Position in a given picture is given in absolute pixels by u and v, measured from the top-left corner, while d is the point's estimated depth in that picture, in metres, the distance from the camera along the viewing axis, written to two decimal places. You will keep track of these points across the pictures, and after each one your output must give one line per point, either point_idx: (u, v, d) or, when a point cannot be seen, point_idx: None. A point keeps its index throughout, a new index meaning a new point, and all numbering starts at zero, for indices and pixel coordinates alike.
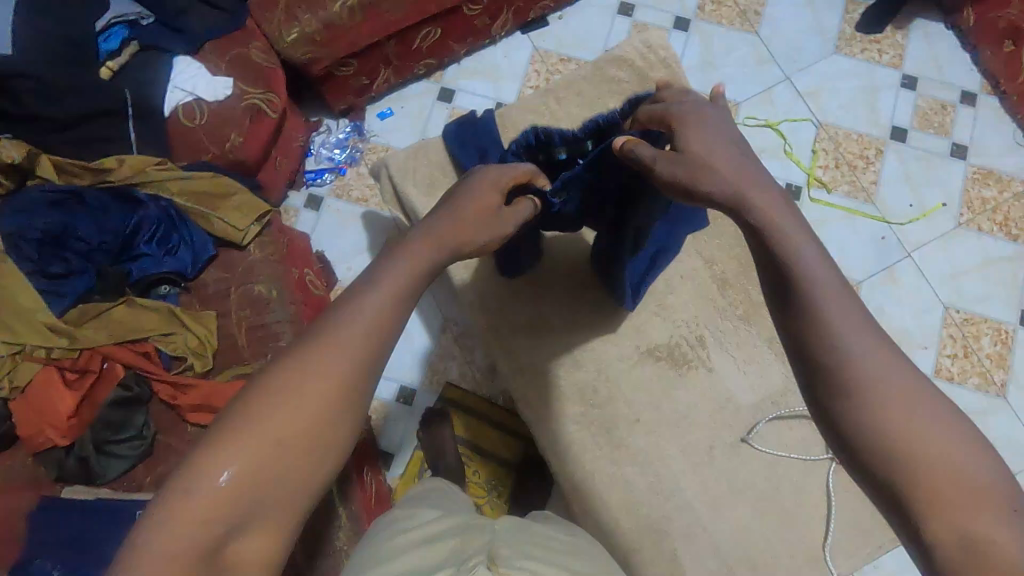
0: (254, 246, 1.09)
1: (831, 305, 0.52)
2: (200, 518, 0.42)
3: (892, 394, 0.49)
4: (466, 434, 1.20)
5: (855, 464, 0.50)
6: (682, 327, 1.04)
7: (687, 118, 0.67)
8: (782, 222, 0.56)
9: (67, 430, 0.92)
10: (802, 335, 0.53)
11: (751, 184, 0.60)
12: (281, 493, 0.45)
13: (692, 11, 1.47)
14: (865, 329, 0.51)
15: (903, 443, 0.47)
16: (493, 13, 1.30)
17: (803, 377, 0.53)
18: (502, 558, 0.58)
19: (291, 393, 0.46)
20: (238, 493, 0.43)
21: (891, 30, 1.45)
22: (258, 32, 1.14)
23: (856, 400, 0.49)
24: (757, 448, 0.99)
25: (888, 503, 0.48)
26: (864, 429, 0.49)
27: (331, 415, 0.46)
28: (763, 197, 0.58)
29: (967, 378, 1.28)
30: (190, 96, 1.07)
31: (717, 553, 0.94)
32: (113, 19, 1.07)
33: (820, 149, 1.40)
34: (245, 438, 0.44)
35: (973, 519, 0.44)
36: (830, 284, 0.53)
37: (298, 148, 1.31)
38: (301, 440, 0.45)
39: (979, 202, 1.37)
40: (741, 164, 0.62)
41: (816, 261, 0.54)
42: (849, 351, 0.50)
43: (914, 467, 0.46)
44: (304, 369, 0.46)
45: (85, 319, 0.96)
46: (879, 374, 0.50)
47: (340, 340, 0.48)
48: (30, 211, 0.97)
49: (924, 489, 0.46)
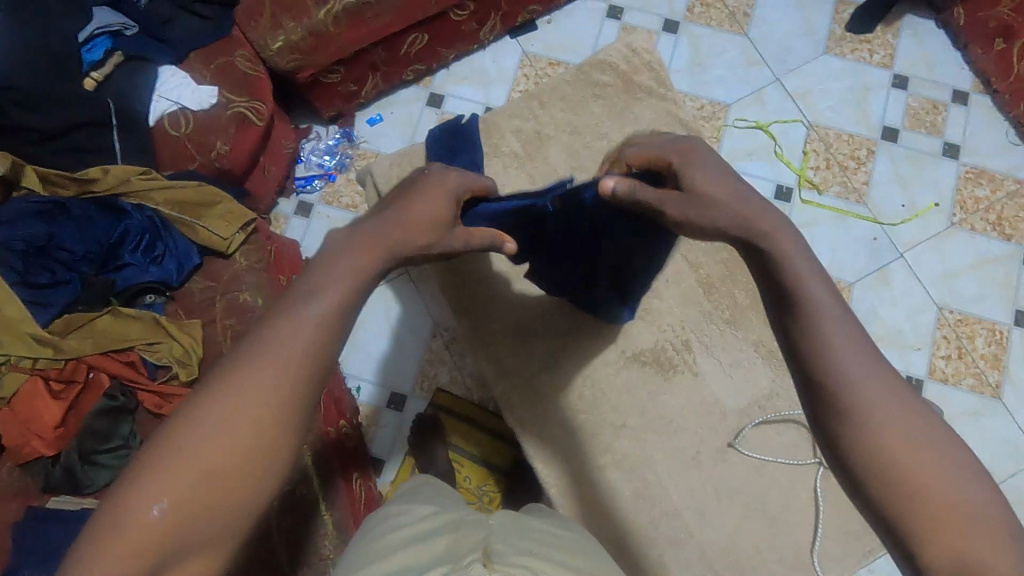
0: (240, 254, 1.09)
1: (830, 323, 0.50)
2: (147, 532, 0.42)
3: (890, 414, 0.46)
4: (456, 440, 1.17)
5: (852, 487, 0.47)
6: (667, 332, 1.03)
7: (688, 149, 0.62)
8: (787, 242, 0.54)
9: (53, 440, 0.92)
10: (801, 353, 0.50)
11: (753, 205, 0.57)
12: (223, 515, 0.45)
13: (681, 13, 1.46)
14: (863, 345, 0.49)
15: (900, 464, 0.44)
16: (480, 18, 1.30)
17: (802, 395, 0.51)
18: (498, 554, 0.54)
19: (225, 416, 0.46)
20: (176, 521, 0.43)
21: (882, 30, 1.44)
22: (245, 40, 1.14)
23: (854, 419, 0.46)
24: (745, 453, 0.98)
25: (883, 528, 0.45)
26: (860, 450, 0.46)
27: (267, 437, 0.46)
28: (769, 218, 0.56)
29: (962, 379, 1.27)
30: (175, 106, 1.07)
31: (703, 558, 0.94)
32: (96, 29, 1.05)
33: (811, 150, 1.39)
34: (180, 464, 0.44)
35: (970, 543, 0.41)
36: (829, 301, 0.51)
37: (287, 155, 1.31)
38: (240, 461, 0.45)
39: (972, 202, 1.36)
40: (738, 186, 0.59)
41: (815, 282, 0.52)
42: (847, 368, 0.48)
43: (911, 487, 0.44)
44: (236, 393, 0.46)
45: (72, 329, 0.97)
46: (878, 391, 0.47)
47: (291, 350, 0.48)
48: (16, 221, 0.98)
49: (922, 512, 0.43)
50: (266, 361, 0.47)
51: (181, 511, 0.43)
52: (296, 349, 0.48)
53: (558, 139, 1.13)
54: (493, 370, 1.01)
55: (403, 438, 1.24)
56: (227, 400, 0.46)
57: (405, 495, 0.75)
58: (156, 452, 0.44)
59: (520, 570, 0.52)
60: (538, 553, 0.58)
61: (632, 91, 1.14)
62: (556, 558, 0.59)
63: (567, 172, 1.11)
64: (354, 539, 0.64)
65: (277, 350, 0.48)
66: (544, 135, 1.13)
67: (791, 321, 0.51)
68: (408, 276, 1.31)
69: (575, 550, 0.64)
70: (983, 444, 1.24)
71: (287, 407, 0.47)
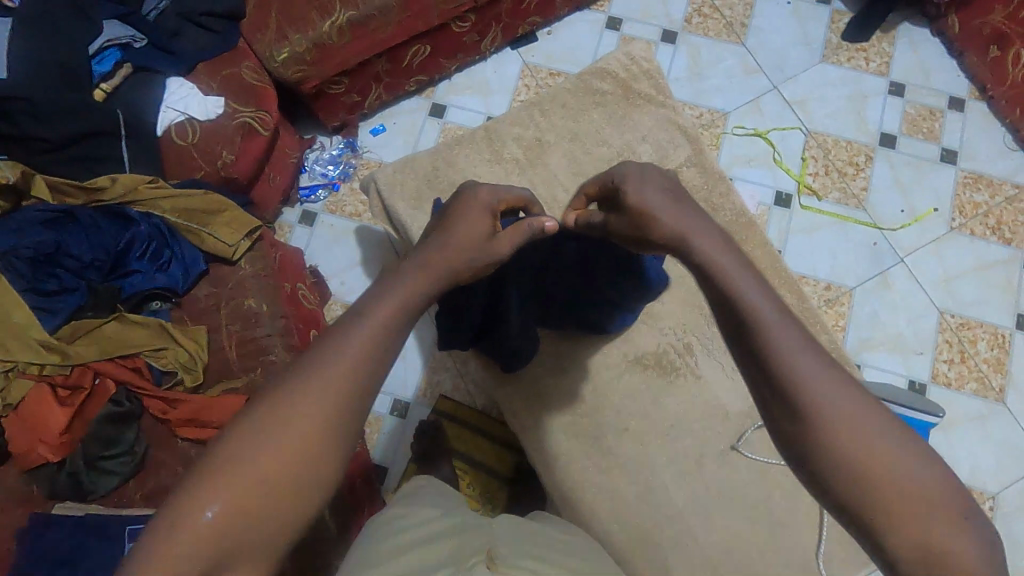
0: (245, 261, 1.11)
1: (773, 322, 0.50)
2: (191, 552, 0.41)
3: (841, 412, 0.46)
4: (461, 448, 1.16)
5: (816, 486, 0.46)
6: (669, 335, 1.04)
7: (636, 169, 0.71)
8: (720, 256, 0.57)
9: (58, 447, 0.92)
10: (752, 355, 0.50)
11: (691, 225, 0.62)
12: (270, 526, 0.44)
13: (679, 24, 1.49)
14: (808, 345, 0.49)
15: (858, 461, 0.44)
16: (482, 29, 1.32)
17: (756, 395, 0.50)
18: (500, 557, 0.55)
19: (282, 428, 0.46)
20: (231, 526, 0.43)
21: (877, 38, 1.47)
22: (251, 52, 1.15)
23: (810, 419, 0.46)
24: (746, 455, 0.98)
25: (850, 523, 0.45)
26: (817, 448, 0.45)
27: (317, 452, 0.46)
28: (706, 237, 0.60)
29: (965, 383, 1.27)
30: (182, 116, 1.08)
31: (708, 562, 0.93)
32: (106, 42, 1.07)
33: (810, 157, 1.40)
34: (235, 472, 0.44)
35: (932, 533, 0.42)
36: (772, 304, 0.51)
37: (292, 165, 1.32)
38: (296, 472, 0.45)
39: (970, 206, 1.37)
40: (671, 202, 0.65)
41: (755, 290, 0.52)
42: (798, 369, 0.47)
43: (869, 483, 0.44)
44: (299, 404, 0.46)
45: (78, 335, 0.98)
46: (830, 388, 0.46)
47: (354, 369, 0.49)
48: (26, 229, 1.00)
49: (882, 504, 0.43)
50: (313, 380, 0.47)
51: (231, 520, 0.43)
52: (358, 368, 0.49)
53: (558, 145, 1.14)
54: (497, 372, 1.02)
55: (406, 448, 1.24)
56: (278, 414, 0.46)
57: (407, 497, 0.75)
58: (215, 459, 0.45)
59: (522, 572, 0.53)
60: (539, 555, 0.58)
61: (631, 98, 1.16)
62: (556, 560, 0.60)
63: (568, 179, 1.12)
64: (360, 541, 0.64)
65: (336, 368, 0.48)
66: (545, 142, 1.14)
67: (739, 327, 0.51)
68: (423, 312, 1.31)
69: (575, 552, 0.65)
70: (988, 449, 1.24)
71: (339, 422, 0.47)
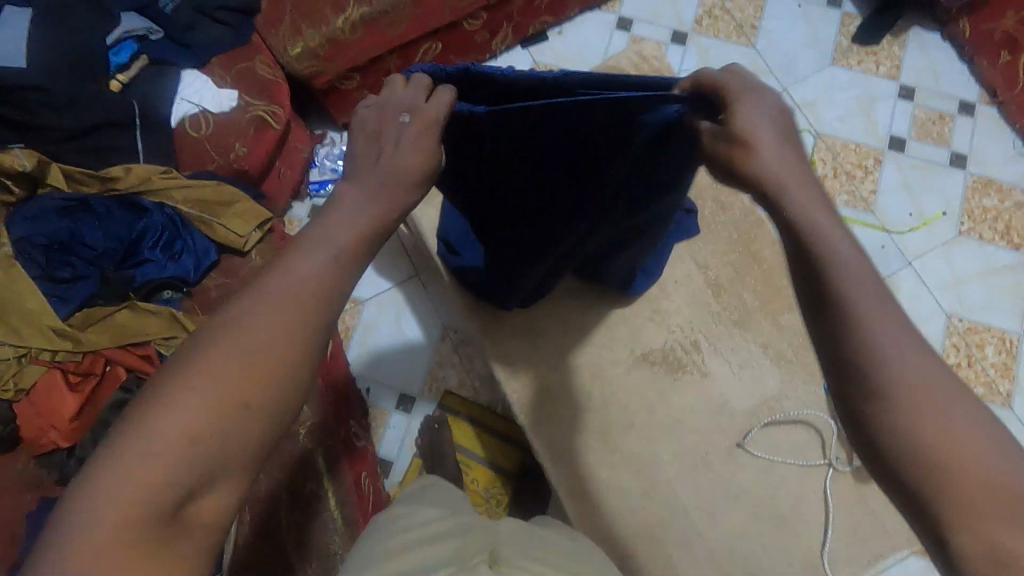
0: (255, 253, 1.11)
1: (864, 298, 0.45)
2: (155, 481, 0.39)
3: (922, 397, 0.42)
4: (467, 444, 1.18)
5: (881, 467, 0.44)
6: (676, 333, 1.04)
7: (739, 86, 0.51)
8: (812, 203, 0.48)
9: (69, 431, 0.95)
10: (828, 329, 0.46)
11: (793, 166, 0.49)
12: (234, 451, 0.42)
13: (689, 25, 1.49)
14: (898, 324, 0.44)
15: (935, 451, 0.41)
16: (493, 28, 1.33)
17: (824, 366, 0.47)
18: (505, 557, 0.57)
19: (234, 351, 0.43)
20: (191, 450, 0.40)
21: (888, 42, 1.47)
22: (264, 47, 1.16)
23: (883, 401, 0.43)
24: (752, 453, 0.99)
25: (912, 509, 0.43)
26: (886, 429, 0.43)
27: (278, 373, 0.44)
28: (807, 187, 0.49)
29: (972, 387, 1.27)
30: (196, 108, 1.10)
31: (712, 557, 0.94)
32: (124, 33, 1.08)
33: (818, 159, 1.40)
34: (191, 399, 0.41)
35: (1008, 536, 0.39)
36: (861, 273, 0.46)
37: (303, 160, 1.33)
38: (256, 395, 0.43)
39: (980, 211, 1.37)
40: (771, 132, 0.49)
41: (850, 253, 0.46)
42: (882, 349, 0.43)
43: (948, 475, 0.40)
44: (260, 324, 0.44)
45: (91, 323, 0.99)
46: (918, 370, 0.43)
47: (312, 296, 0.46)
48: (41, 217, 1.02)
49: (957, 500, 0.40)
50: (271, 297, 0.45)
51: (192, 445, 0.41)
52: (308, 283, 0.46)
53: None
54: (505, 366, 1.01)
55: (411, 442, 1.25)
56: (229, 332, 0.44)
57: (411, 497, 0.76)
58: (170, 381, 0.42)
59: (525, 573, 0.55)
60: (542, 558, 0.59)
61: None
62: (559, 562, 0.60)
63: None
64: (364, 538, 0.65)
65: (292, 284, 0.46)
66: None
67: (821, 296, 0.46)
68: (418, 279, 1.33)
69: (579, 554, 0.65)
70: None
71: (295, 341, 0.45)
